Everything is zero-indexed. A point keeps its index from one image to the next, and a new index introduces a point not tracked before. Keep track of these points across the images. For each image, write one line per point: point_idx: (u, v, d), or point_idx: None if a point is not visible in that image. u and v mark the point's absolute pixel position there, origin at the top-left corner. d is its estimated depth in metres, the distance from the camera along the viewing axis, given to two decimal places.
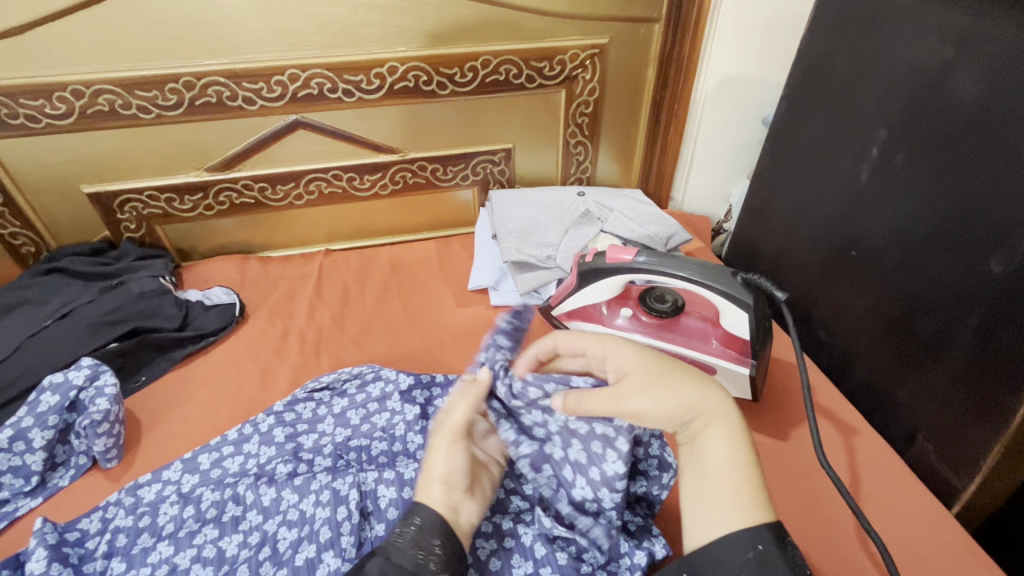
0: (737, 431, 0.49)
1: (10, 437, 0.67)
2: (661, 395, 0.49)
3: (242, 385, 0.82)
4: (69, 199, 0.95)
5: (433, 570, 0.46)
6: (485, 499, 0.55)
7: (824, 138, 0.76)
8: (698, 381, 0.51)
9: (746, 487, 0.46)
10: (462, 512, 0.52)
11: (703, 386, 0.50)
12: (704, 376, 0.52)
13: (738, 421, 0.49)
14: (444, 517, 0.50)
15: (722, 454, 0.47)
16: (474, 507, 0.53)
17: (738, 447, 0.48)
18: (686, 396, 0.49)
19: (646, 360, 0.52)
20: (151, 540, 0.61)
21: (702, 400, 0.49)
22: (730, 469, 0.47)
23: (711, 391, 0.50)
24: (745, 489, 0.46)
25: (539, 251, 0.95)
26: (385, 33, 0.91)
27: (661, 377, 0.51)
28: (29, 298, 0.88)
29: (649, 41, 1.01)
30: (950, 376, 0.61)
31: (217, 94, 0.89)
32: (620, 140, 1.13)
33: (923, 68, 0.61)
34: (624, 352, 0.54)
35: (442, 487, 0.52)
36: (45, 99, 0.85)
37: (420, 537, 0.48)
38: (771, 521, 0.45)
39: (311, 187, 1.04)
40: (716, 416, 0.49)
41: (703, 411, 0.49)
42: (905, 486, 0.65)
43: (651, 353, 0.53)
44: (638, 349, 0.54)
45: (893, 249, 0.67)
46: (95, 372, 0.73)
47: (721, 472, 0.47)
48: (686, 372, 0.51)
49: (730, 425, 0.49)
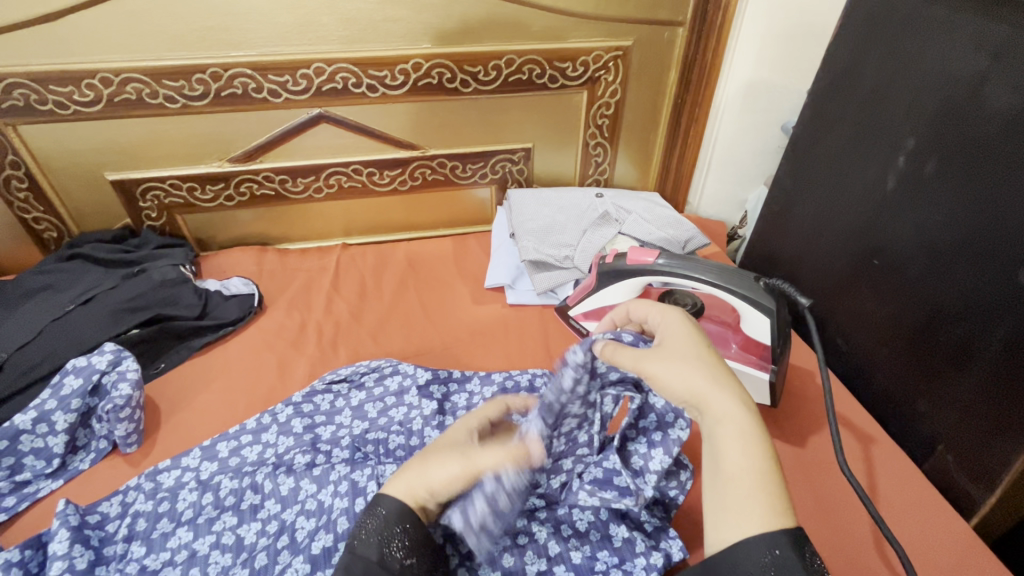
0: (754, 434, 0.45)
1: (33, 420, 0.67)
2: (680, 374, 0.48)
3: (260, 375, 0.82)
4: (92, 186, 0.97)
5: (398, 558, 0.46)
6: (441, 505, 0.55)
7: (850, 146, 0.75)
8: (726, 376, 0.48)
9: (765, 491, 0.43)
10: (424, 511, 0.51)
11: (725, 384, 0.47)
12: (734, 376, 0.49)
13: (755, 427, 0.45)
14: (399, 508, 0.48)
15: (731, 456, 0.44)
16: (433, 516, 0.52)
17: (752, 454, 0.44)
18: (701, 385, 0.47)
19: (690, 338, 0.51)
20: (170, 525, 0.61)
21: (719, 398, 0.46)
22: (747, 473, 0.43)
23: (735, 391, 0.47)
24: (763, 494, 0.43)
25: (557, 251, 0.96)
26: (411, 30, 0.91)
27: (688, 361, 0.49)
28: (51, 283, 0.88)
29: (672, 45, 1.02)
30: (975, 387, 0.61)
31: (243, 86, 0.90)
32: (638, 143, 1.14)
33: (959, 77, 0.60)
34: (676, 325, 0.53)
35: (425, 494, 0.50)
36: (74, 86, 0.85)
37: (385, 532, 0.47)
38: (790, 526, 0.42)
39: (331, 181, 1.05)
40: (727, 416, 0.46)
41: (718, 407, 0.46)
42: (927, 497, 0.65)
43: (693, 334, 0.52)
44: (688, 326, 0.53)
45: (918, 259, 0.66)
46: (118, 358, 0.74)
47: (736, 475, 0.44)
48: (715, 364, 0.49)
49: (746, 430, 0.45)
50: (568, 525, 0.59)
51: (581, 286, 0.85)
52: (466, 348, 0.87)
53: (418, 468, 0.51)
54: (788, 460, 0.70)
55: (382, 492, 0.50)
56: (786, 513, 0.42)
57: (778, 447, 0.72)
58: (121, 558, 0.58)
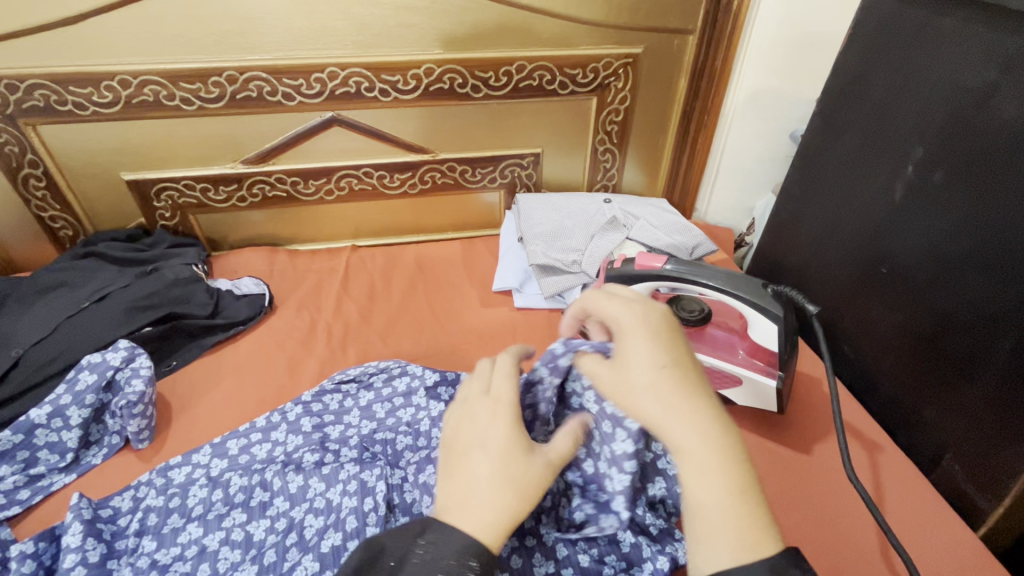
0: (715, 468, 0.41)
1: (48, 414, 0.69)
2: (634, 408, 0.44)
3: (271, 374, 0.83)
4: (108, 186, 0.98)
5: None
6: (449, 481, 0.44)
7: (859, 154, 0.76)
8: (681, 407, 0.42)
9: (740, 521, 0.40)
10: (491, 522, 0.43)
11: (683, 413, 0.42)
12: (692, 402, 0.43)
13: (718, 459, 0.41)
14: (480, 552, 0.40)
15: (692, 493, 0.41)
16: None
17: (712, 491, 0.40)
18: (652, 416, 0.43)
19: (642, 361, 0.44)
20: (181, 521, 0.62)
21: (675, 433, 0.42)
22: (712, 507, 0.40)
23: (693, 424, 0.42)
24: (733, 526, 0.40)
25: (565, 255, 0.96)
26: (424, 35, 0.92)
27: (641, 393, 0.43)
28: (67, 280, 0.90)
29: (682, 53, 1.02)
30: (983, 397, 0.61)
31: (258, 89, 0.92)
32: (647, 149, 1.14)
33: (967, 89, 0.61)
34: (631, 340, 0.45)
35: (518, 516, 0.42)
36: (93, 88, 0.87)
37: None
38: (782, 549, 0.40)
39: (343, 183, 1.06)
40: (684, 451, 0.42)
41: (672, 444, 0.42)
42: (934, 507, 0.65)
43: (652, 348, 0.45)
44: (644, 342, 0.45)
45: (926, 268, 0.67)
46: (131, 355, 0.75)
47: (705, 508, 0.41)
48: (671, 393, 0.43)
49: (705, 464, 0.41)
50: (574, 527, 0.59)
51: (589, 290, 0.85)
52: (473, 350, 0.88)
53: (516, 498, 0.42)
54: (794, 467, 0.70)
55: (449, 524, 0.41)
56: (762, 540, 0.40)
57: (784, 453, 0.72)
58: (132, 552, 0.59)
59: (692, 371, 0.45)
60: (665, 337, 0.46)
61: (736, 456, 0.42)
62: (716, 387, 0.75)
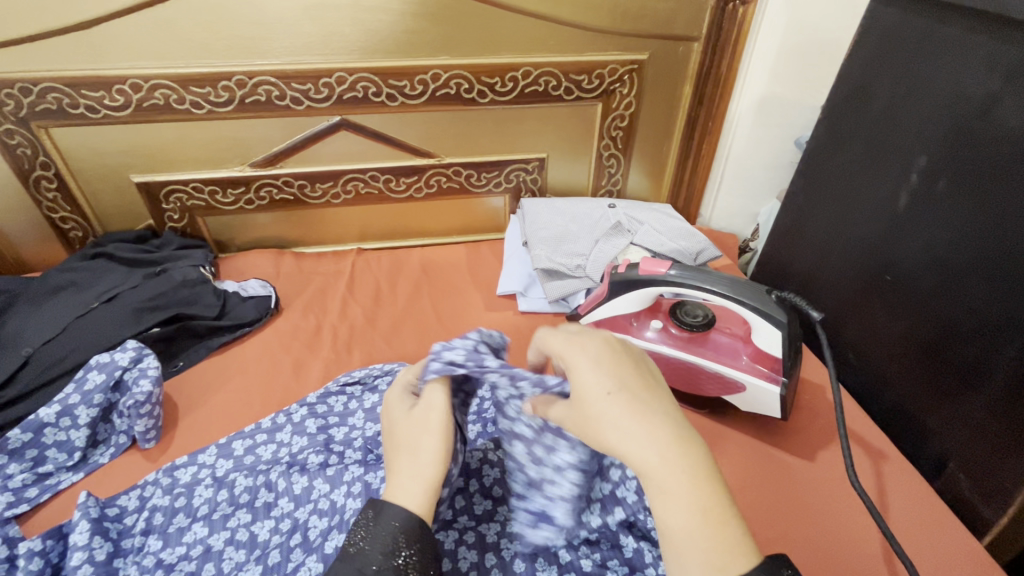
0: (678, 491, 0.40)
1: (57, 413, 0.69)
2: (595, 437, 0.44)
3: (276, 376, 0.84)
4: (117, 187, 0.99)
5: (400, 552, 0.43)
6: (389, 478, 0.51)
7: (863, 161, 0.76)
8: (635, 428, 0.42)
9: (711, 536, 0.39)
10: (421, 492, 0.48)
11: (637, 437, 0.42)
12: (647, 424, 0.42)
13: (680, 480, 0.40)
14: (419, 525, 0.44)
15: (661, 517, 0.41)
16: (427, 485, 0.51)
17: (678, 512, 0.40)
18: (608, 444, 0.43)
19: (588, 391, 0.44)
20: (186, 520, 0.63)
21: (633, 456, 0.42)
22: (679, 530, 0.40)
23: (648, 445, 0.41)
24: (704, 547, 0.39)
25: (570, 260, 0.96)
26: (432, 41, 0.93)
27: (596, 421, 0.43)
28: (76, 281, 0.91)
29: (687, 59, 1.03)
30: (987, 407, 0.61)
31: (267, 93, 0.93)
32: (652, 154, 1.15)
33: (971, 98, 0.61)
34: (577, 371, 0.46)
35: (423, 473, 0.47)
36: (105, 91, 0.88)
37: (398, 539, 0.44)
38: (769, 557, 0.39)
39: (349, 187, 1.07)
40: (647, 474, 0.41)
41: (636, 467, 0.41)
42: (939, 515, 0.65)
43: (598, 375, 0.45)
44: (589, 370, 0.45)
45: (930, 275, 0.67)
46: (139, 355, 0.76)
47: (676, 532, 0.40)
48: (624, 416, 0.43)
49: (666, 488, 0.40)
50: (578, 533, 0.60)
51: (593, 294, 0.85)
52: None
53: (436, 470, 0.48)
54: (797, 474, 0.70)
55: (389, 502, 0.45)
56: (735, 557, 0.38)
57: (787, 461, 0.72)
58: (138, 551, 0.59)
59: (644, 392, 0.44)
60: (609, 362, 0.46)
61: (698, 473, 0.41)
62: (721, 391, 0.75)
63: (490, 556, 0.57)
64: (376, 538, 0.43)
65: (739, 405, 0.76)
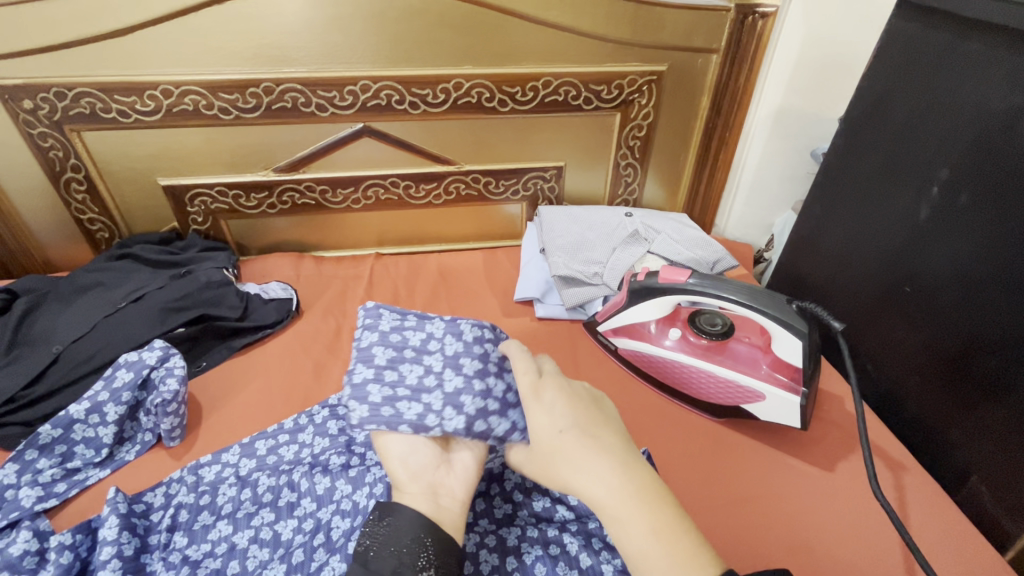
0: (636, 516, 0.44)
1: (86, 409, 0.71)
2: (554, 474, 0.47)
3: (297, 377, 0.85)
4: (144, 190, 1.02)
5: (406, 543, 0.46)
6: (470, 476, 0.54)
7: (883, 173, 0.76)
8: (590, 457, 0.46)
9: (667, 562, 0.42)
10: (442, 494, 0.51)
11: (595, 467, 0.45)
12: (602, 452, 0.46)
13: (636, 505, 0.44)
14: (423, 514, 0.48)
15: (623, 543, 0.44)
16: (454, 483, 0.53)
17: (636, 534, 0.43)
18: (568, 477, 0.46)
19: (545, 428, 0.48)
20: (211, 518, 0.64)
21: (590, 489, 0.45)
22: (639, 555, 0.43)
23: (596, 476, 0.45)
24: (666, 563, 0.42)
25: (586, 267, 0.97)
26: (455, 52, 0.95)
27: (553, 455, 0.47)
28: (103, 281, 0.93)
29: (705, 70, 1.04)
30: (1011, 419, 0.61)
31: (294, 100, 0.95)
32: (668, 164, 1.16)
33: (993, 112, 0.61)
34: (537, 417, 0.49)
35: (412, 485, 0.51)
36: (137, 97, 0.91)
37: (398, 539, 0.46)
38: None
39: (369, 193, 1.09)
40: (606, 502, 0.44)
41: (596, 498, 0.45)
42: (960, 527, 0.64)
43: (553, 413, 0.49)
44: (546, 409, 0.49)
45: (951, 289, 0.67)
46: (166, 355, 0.77)
47: (636, 556, 0.43)
48: (573, 451, 0.46)
49: (622, 515, 0.44)
50: (599, 539, 0.60)
51: (610, 303, 0.86)
52: None
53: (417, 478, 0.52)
54: (815, 483, 0.70)
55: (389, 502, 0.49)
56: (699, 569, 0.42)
57: (806, 470, 0.72)
58: (164, 547, 0.60)
59: (596, 426, 0.48)
60: (563, 401, 0.50)
61: (650, 497, 0.45)
62: (740, 401, 0.75)
63: (511, 560, 0.56)
64: (384, 540, 0.46)
65: (758, 415, 0.75)
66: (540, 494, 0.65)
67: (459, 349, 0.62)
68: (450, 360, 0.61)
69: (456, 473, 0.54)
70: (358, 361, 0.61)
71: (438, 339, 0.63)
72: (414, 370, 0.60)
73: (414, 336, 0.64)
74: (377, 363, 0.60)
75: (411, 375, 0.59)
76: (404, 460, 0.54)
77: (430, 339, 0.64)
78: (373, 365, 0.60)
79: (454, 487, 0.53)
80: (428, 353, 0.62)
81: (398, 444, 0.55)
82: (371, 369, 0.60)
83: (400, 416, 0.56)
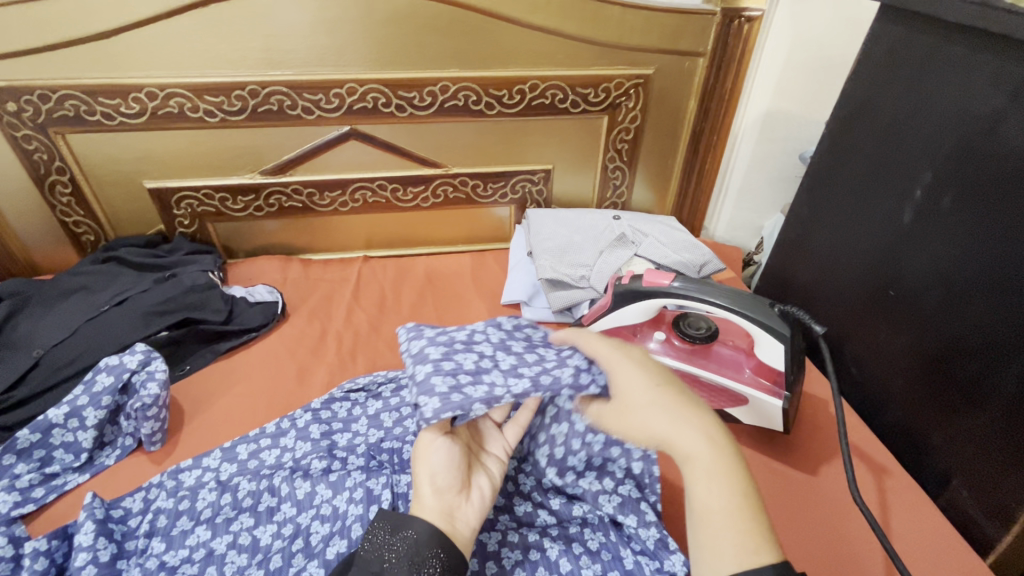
0: (723, 473, 0.46)
1: (66, 414, 0.70)
2: (640, 422, 0.50)
3: (280, 382, 0.85)
4: (130, 192, 1.01)
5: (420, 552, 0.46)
6: (484, 501, 0.54)
7: (867, 177, 0.77)
8: (682, 413, 0.49)
9: (743, 528, 0.43)
10: (458, 519, 0.51)
11: (687, 423, 0.48)
12: (694, 411, 0.50)
13: (724, 463, 0.46)
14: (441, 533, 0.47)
15: (702, 498, 0.45)
16: (470, 509, 0.52)
17: (722, 490, 0.45)
18: (659, 426, 0.49)
19: (640, 381, 0.52)
20: (189, 523, 0.63)
21: (682, 437, 0.48)
22: (719, 509, 0.44)
23: (685, 429, 0.48)
24: (743, 523, 0.44)
25: (573, 270, 0.97)
26: (442, 54, 0.95)
27: (643, 406, 0.50)
28: (87, 285, 0.92)
29: (693, 73, 1.04)
30: (990, 420, 0.61)
31: (279, 103, 0.95)
32: (656, 168, 1.16)
33: (975, 115, 0.62)
34: (629, 372, 0.53)
35: (436, 508, 0.50)
36: (121, 99, 0.90)
37: (416, 554, 0.46)
38: (773, 561, 0.42)
39: (357, 196, 1.08)
40: (695, 454, 0.47)
41: (684, 448, 0.48)
42: (942, 530, 0.64)
43: (648, 373, 0.53)
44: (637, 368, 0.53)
45: (933, 291, 0.67)
46: (148, 358, 0.76)
47: (713, 511, 0.45)
48: (672, 405, 0.50)
49: (710, 467, 0.46)
50: (580, 543, 0.59)
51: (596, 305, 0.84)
52: None
53: (439, 500, 0.51)
54: (798, 487, 0.70)
55: (407, 518, 0.48)
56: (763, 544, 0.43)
57: (789, 474, 0.72)
58: (141, 553, 0.60)
59: (687, 392, 0.52)
60: (653, 365, 0.54)
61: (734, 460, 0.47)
62: (723, 404, 0.75)
63: (490, 564, 0.56)
64: (400, 552, 0.47)
65: (741, 418, 0.76)
66: (522, 498, 0.64)
67: (502, 336, 0.63)
68: (499, 346, 0.61)
69: (473, 498, 0.53)
70: (414, 361, 0.57)
71: (481, 331, 0.64)
72: (468, 357, 0.57)
73: (458, 331, 0.62)
74: (431, 353, 0.57)
75: (468, 361, 0.57)
76: (434, 474, 0.52)
77: (473, 332, 0.63)
78: (427, 353, 0.58)
79: (470, 513, 0.52)
80: (476, 342, 0.61)
81: (435, 454, 0.53)
82: (429, 364, 0.56)
83: (470, 398, 0.53)
